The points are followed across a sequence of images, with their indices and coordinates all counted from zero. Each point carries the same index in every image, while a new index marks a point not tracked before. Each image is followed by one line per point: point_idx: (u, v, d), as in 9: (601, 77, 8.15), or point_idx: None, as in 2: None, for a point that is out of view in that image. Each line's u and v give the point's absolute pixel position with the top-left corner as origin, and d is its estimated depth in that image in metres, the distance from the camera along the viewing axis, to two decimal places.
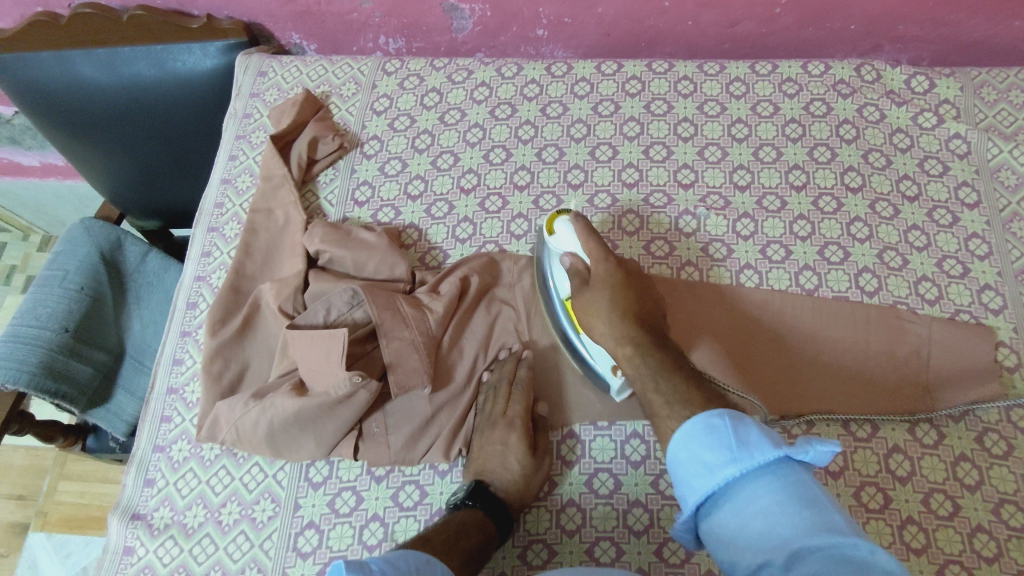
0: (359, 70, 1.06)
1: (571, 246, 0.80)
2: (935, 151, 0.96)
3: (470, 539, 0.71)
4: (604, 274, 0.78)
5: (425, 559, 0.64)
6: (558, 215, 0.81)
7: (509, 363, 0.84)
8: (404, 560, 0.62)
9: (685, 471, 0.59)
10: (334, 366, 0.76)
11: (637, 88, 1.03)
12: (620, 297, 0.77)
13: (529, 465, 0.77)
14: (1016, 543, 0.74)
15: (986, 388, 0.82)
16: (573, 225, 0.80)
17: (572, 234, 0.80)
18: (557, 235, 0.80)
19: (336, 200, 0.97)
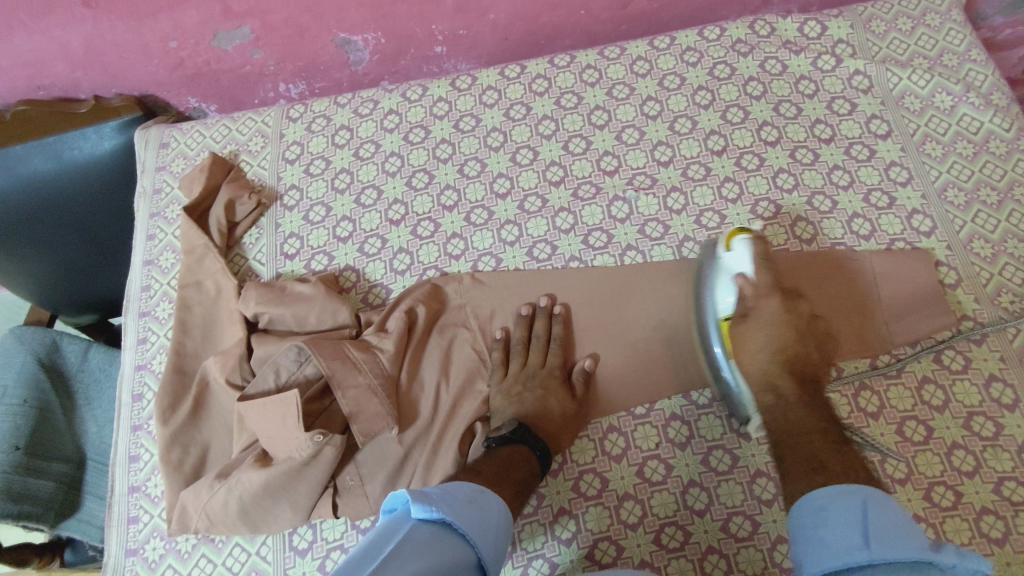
0: (263, 122, 1.03)
1: (745, 266, 0.79)
2: (840, 91, 0.98)
3: (519, 471, 0.72)
4: (771, 299, 0.76)
5: (480, 489, 0.65)
6: (737, 234, 0.81)
7: (541, 319, 0.86)
8: (460, 489, 0.64)
9: (818, 537, 0.56)
10: (292, 428, 0.73)
11: (544, 86, 1.01)
12: (780, 333, 0.74)
13: (572, 409, 0.80)
14: (992, 453, 0.76)
15: (933, 309, 0.83)
16: (751, 247, 0.79)
17: (748, 254, 0.79)
18: (735, 251, 0.80)
19: (265, 258, 0.94)
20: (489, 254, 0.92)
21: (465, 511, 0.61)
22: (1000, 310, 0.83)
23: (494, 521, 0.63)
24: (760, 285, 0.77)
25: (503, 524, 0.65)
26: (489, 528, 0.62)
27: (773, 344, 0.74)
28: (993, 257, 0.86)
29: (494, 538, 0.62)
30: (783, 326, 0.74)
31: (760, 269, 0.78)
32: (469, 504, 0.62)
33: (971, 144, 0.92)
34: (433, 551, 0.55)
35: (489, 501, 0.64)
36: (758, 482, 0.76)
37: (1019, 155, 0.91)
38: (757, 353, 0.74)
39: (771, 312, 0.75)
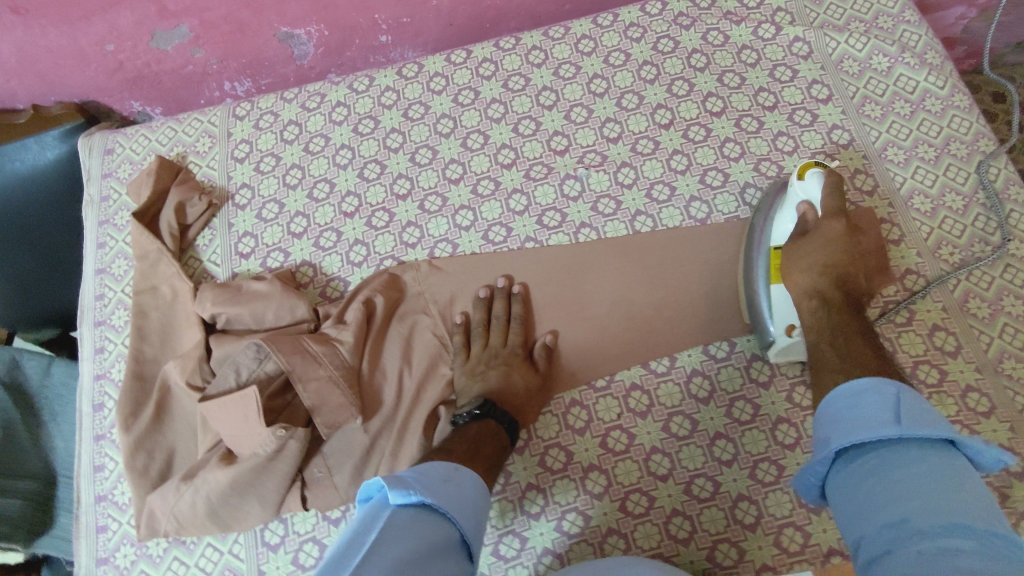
0: (209, 122, 1.01)
1: (811, 197, 0.79)
2: (781, 58, 0.98)
3: (490, 446, 0.73)
4: (835, 222, 0.76)
5: (454, 467, 0.66)
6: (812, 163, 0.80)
7: (500, 299, 0.86)
8: (434, 469, 0.64)
9: (848, 419, 0.59)
10: (254, 425, 0.74)
11: (490, 69, 1.01)
12: (835, 253, 0.74)
13: (534, 381, 0.82)
14: (937, 398, 0.79)
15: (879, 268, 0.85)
16: (823, 179, 0.78)
17: (819, 188, 0.78)
18: (807, 181, 0.79)
19: (220, 258, 0.94)
20: (445, 240, 0.92)
21: (442, 491, 0.62)
22: (941, 262, 0.85)
23: (472, 495, 0.65)
24: (827, 209, 0.77)
25: (482, 496, 0.66)
26: (468, 503, 0.63)
27: (822, 261, 0.74)
28: (933, 212, 0.88)
29: (474, 511, 0.64)
30: (839, 245, 0.75)
31: (826, 196, 0.77)
32: (446, 483, 0.63)
33: (909, 103, 0.94)
34: (414, 535, 0.56)
35: (464, 477, 0.65)
36: (717, 443, 0.79)
37: (954, 111, 0.93)
38: (806, 270, 0.76)
39: (831, 233, 0.75)
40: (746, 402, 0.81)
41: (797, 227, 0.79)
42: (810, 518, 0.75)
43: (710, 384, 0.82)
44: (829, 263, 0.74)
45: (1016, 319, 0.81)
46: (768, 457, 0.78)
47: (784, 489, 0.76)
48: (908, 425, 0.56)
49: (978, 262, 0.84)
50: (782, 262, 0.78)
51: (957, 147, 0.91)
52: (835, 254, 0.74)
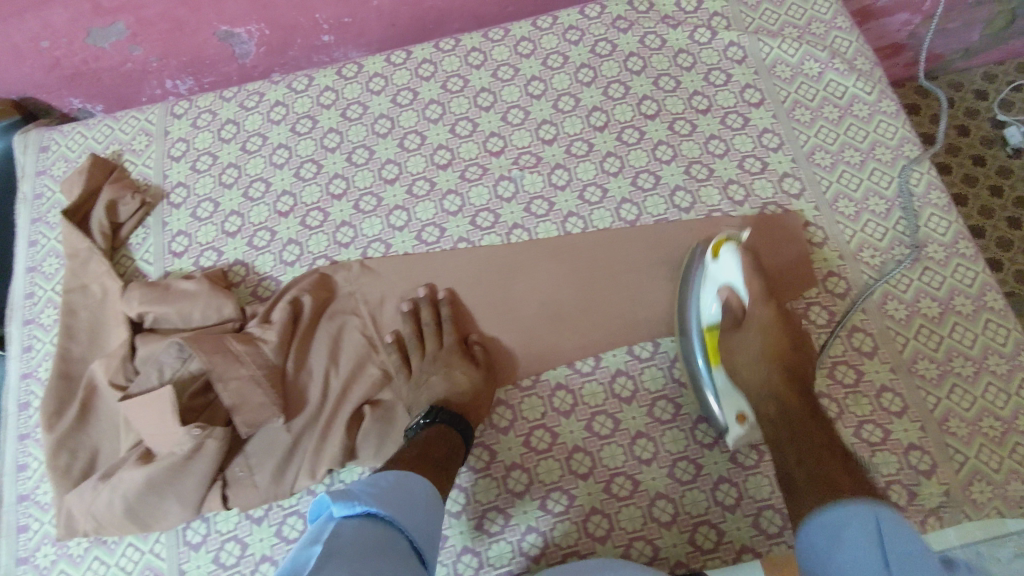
0: (146, 120, 1.01)
1: (732, 277, 0.79)
2: (716, 63, 1.00)
3: (441, 450, 0.73)
4: (767, 308, 0.77)
5: (404, 474, 0.67)
6: (725, 241, 0.80)
7: (428, 306, 0.87)
8: (381, 477, 0.65)
9: (836, 559, 0.57)
10: (170, 424, 0.74)
11: (429, 70, 1.01)
12: (776, 342, 0.76)
13: (479, 378, 0.82)
14: (853, 399, 0.81)
15: (801, 271, 0.87)
16: (738, 258, 0.78)
17: (736, 264, 0.78)
18: (723, 261, 0.79)
19: (153, 257, 0.94)
20: (378, 240, 0.92)
21: (388, 496, 0.62)
22: (862, 265, 0.87)
23: (420, 499, 0.65)
24: (755, 295, 0.78)
25: (432, 500, 0.66)
26: (415, 506, 0.63)
27: (764, 351, 0.76)
28: (857, 215, 0.90)
29: (422, 514, 0.64)
30: (777, 335, 0.77)
31: (749, 281, 0.78)
32: (392, 490, 0.63)
33: (837, 108, 0.95)
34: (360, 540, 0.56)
35: (411, 482, 0.66)
36: (637, 442, 0.81)
37: (881, 117, 0.94)
38: (755, 367, 0.77)
39: (770, 321, 0.77)
40: (668, 402, 0.82)
41: (723, 311, 0.79)
42: (724, 516, 0.77)
43: (634, 384, 0.83)
44: (773, 353, 0.76)
45: (932, 321, 0.83)
46: (687, 456, 0.80)
47: (701, 487, 0.78)
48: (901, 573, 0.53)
49: (894, 269, 0.85)
50: (721, 349, 0.79)
51: (883, 152, 0.92)
52: (776, 343, 0.76)
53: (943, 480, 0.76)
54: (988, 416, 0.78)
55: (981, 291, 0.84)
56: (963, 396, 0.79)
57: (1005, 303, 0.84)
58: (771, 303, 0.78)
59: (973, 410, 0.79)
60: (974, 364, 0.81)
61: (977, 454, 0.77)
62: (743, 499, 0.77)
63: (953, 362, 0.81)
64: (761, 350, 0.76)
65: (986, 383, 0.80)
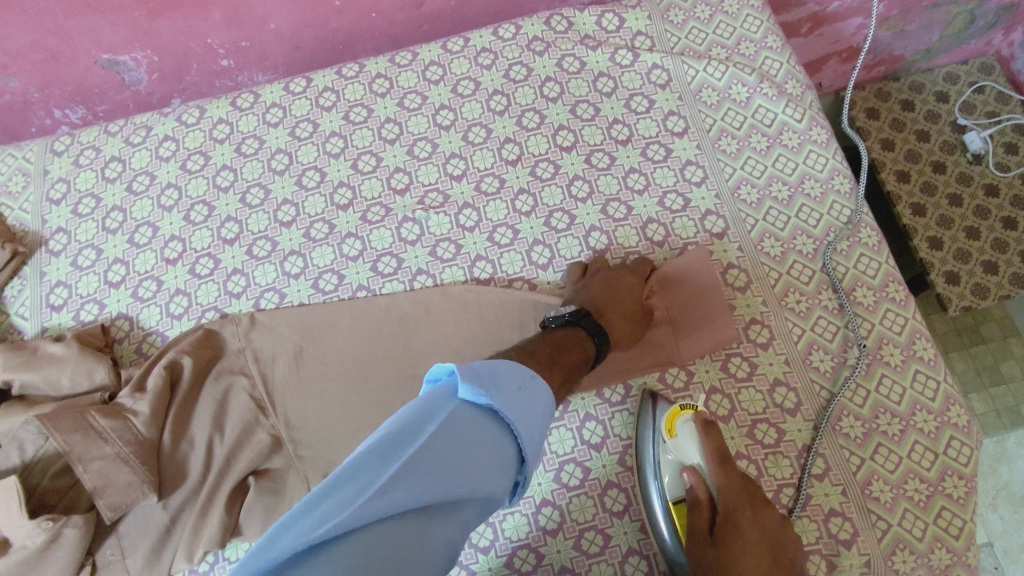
0: (24, 158, 0.95)
1: (693, 460, 0.70)
2: (638, 87, 0.94)
3: (571, 358, 0.65)
4: (744, 511, 0.65)
5: (531, 376, 0.55)
6: (682, 413, 0.73)
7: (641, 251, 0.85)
8: (511, 373, 0.53)
9: None
10: (15, 516, 0.67)
11: (331, 99, 0.95)
12: (760, 559, 0.62)
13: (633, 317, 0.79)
14: (772, 460, 0.75)
15: (719, 317, 0.80)
16: (698, 438, 0.71)
17: (693, 441, 0.71)
18: (679, 441, 0.72)
19: (30, 312, 0.87)
20: (272, 289, 0.86)
21: (515, 400, 0.51)
22: (787, 312, 0.81)
23: (540, 411, 0.53)
24: (725, 487, 0.66)
25: (548, 416, 0.55)
26: (534, 417, 0.52)
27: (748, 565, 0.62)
28: (782, 256, 0.84)
29: (537, 429, 0.53)
30: (756, 547, 0.63)
31: (716, 469, 0.68)
32: (520, 393, 0.52)
33: (765, 137, 0.90)
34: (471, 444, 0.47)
35: (537, 390, 0.54)
36: (543, 511, 0.75)
37: (810, 147, 0.89)
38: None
39: (749, 526, 0.64)
40: (576, 466, 0.77)
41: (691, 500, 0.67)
42: None
43: (541, 446, 0.78)
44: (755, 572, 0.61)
45: (858, 374, 0.77)
46: (595, 526, 0.74)
47: (609, 560, 0.73)
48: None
49: (851, 377, 0.77)
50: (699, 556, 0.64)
51: (811, 186, 0.87)
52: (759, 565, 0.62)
53: (864, 549, 0.71)
54: (914, 478, 0.73)
55: (910, 339, 0.79)
56: (888, 457, 0.74)
57: (935, 351, 0.79)
58: (747, 505, 0.66)
59: (898, 471, 0.74)
60: (901, 421, 0.75)
61: (901, 521, 0.72)
62: (654, 573, 0.72)
63: (879, 420, 0.76)
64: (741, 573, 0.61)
65: (913, 442, 0.75)
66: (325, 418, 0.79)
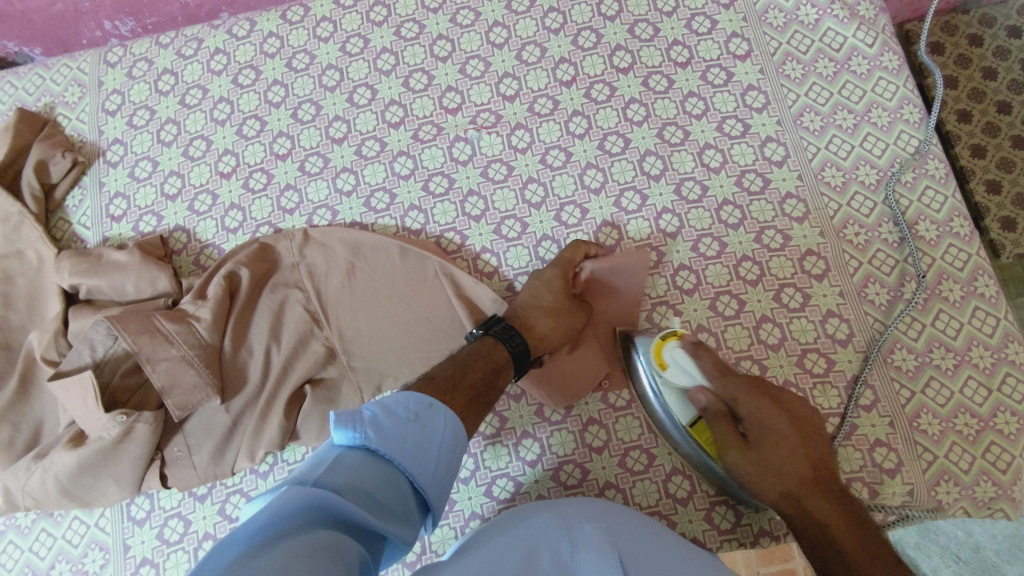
0: (79, 69, 0.95)
1: (691, 381, 0.71)
2: (701, 6, 0.89)
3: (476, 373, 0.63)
4: (761, 407, 0.67)
5: (428, 403, 0.56)
6: (666, 342, 0.72)
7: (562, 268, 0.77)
8: (401, 405, 0.54)
9: None
10: (94, 409, 0.72)
11: (382, 14, 0.93)
12: (792, 452, 0.64)
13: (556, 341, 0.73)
14: (820, 389, 0.76)
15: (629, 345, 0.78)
16: (690, 360, 0.71)
17: (686, 366, 0.71)
18: (671, 370, 0.71)
19: (91, 221, 0.89)
20: (325, 206, 0.87)
21: (400, 431, 0.52)
22: (845, 243, 0.80)
23: (437, 438, 0.54)
24: (733, 393, 0.68)
25: (454, 442, 0.56)
26: (428, 446, 0.53)
27: (785, 458, 0.64)
28: (844, 186, 0.82)
29: (435, 459, 0.53)
30: (785, 435, 0.65)
31: (719, 383, 0.69)
32: (408, 423, 0.53)
33: (832, 63, 0.86)
34: (356, 476, 0.47)
35: (432, 418, 0.55)
36: (589, 430, 0.77)
37: (880, 73, 0.85)
38: (772, 476, 0.64)
39: (775, 420, 0.66)
40: (623, 388, 0.78)
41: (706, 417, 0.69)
42: (675, 508, 0.74)
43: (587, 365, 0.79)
44: (792, 461, 0.64)
45: (915, 308, 0.76)
46: (639, 445, 0.76)
47: (652, 478, 0.75)
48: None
49: (907, 309, 0.76)
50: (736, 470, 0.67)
51: (878, 114, 0.84)
52: (792, 454, 0.64)
53: (908, 479, 0.72)
54: (964, 412, 0.73)
55: (972, 276, 0.77)
56: (939, 391, 0.74)
57: (997, 289, 0.77)
58: (771, 405, 0.67)
59: (948, 405, 0.73)
60: (955, 356, 0.75)
61: (947, 454, 0.72)
62: (696, 492, 0.74)
63: (934, 354, 0.75)
64: (778, 467, 0.64)
65: (966, 377, 0.74)
66: (377, 332, 0.79)
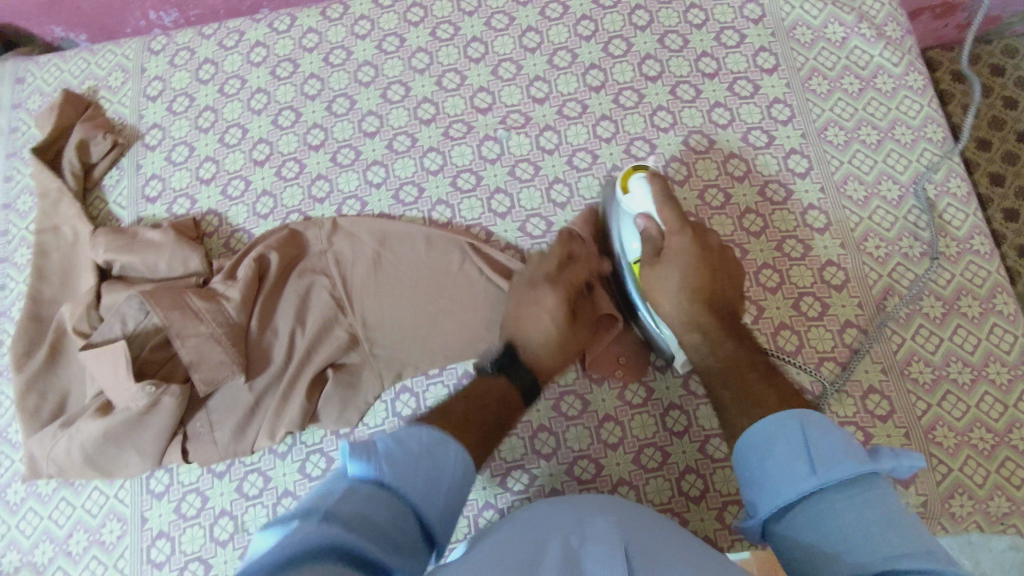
0: (123, 55, 0.98)
1: (645, 209, 0.73)
2: (730, 21, 0.92)
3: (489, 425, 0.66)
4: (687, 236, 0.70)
5: (441, 438, 0.58)
6: (634, 172, 0.74)
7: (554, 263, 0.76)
8: (412, 438, 0.57)
9: None
10: (124, 379, 0.74)
11: (419, 15, 0.96)
12: (697, 274, 0.69)
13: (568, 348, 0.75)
14: (836, 398, 0.76)
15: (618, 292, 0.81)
16: (649, 186, 0.73)
17: (646, 194, 0.73)
18: (633, 194, 0.74)
19: (126, 201, 0.92)
20: (354, 197, 0.89)
21: (413, 466, 0.54)
22: (865, 256, 0.81)
23: (448, 472, 0.56)
24: (669, 222, 0.70)
25: (465, 475, 0.58)
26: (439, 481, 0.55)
27: (687, 285, 0.69)
28: (865, 201, 0.83)
29: (444, 492, 0.55)
30: (699, 263, 0.69)
31: (665, 209, 0.71)
32: (419, 459, 0.55)
33: (858, 80, 0.88)
34: (364, 505, 0.49)
35: (444, 451, 0.57)
36: (605, 426, 0.78)
37: (905, 92, 0.87)
38: (674, 296, 0.69)
39: (695, 254, 0.70)
40: (640, 386, 0.79)
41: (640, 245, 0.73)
42: (688, 507, 0.75)
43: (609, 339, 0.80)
44: (697, 286, 0.69)
45: (933, 322, 0.77)
46: (654, 444, 0.77)
47: (666, 476, 0.75)
48: (822, 471, 0.51)
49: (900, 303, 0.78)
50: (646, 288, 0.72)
51: (902, 132, 0.85)
52: (699, 280, 0.69)
53: (922, 491, 0.72)
54: (980, 427, 0.74)
55: (991, 293, 0.78)
56: (956, 405, 0.74)
57: (1016, 307, 0.77)
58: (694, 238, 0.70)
59: (964, 419, 0.74)
60: (972, 371, 0.75)
61: (962, 467, 0.72)
62: (710, 492, 0.75)
63: (950, 368, 0.76)
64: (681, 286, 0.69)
65: (983, 392, 0.75)
66: (400, 320, 0.81)
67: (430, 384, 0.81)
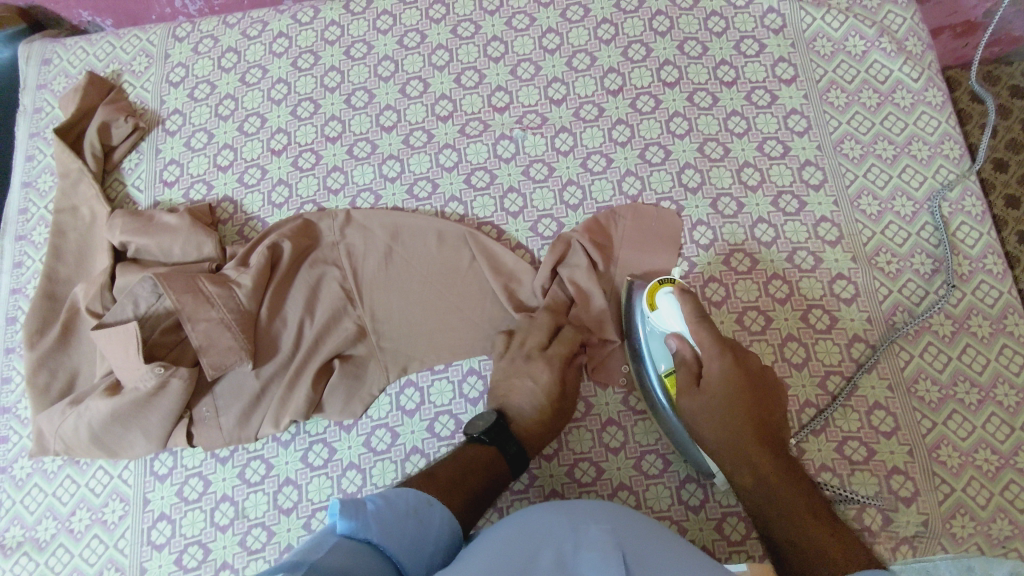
0: (147, 41, 1.00)
1: (677, 327, 0.69)
2: (751, 30, 0.92)
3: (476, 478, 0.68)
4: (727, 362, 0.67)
5: (427, 501, 0.60)
6: (661, 287, 0.72)
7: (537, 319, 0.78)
8: (403, 499, 0.58)
9: None
10: (134, 359, 0.74)
11: (441, 12, 0.96)
12: (739, 405, 0.66)
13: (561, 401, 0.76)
14: (841, 412, 0.76)
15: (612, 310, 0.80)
16: (678, 304, 0.69)
17: (676, 311, 0.69)
18: (660, 311, 0.70)
19: (144, 184, 0.93)
20: (368, 189, 0.89)
21: (402, 527, 0.55)
22: (876, 271, 0.81)
23: (432, 539, 0.58)
24: (706, 346, 0.68)
25: (446, 543, 0.59)
26: (424, 545, 0.56)
27: (732, 416, 0.66)
28: (879, 215, 0.83)
29: (426, 559, 0.56)
30: (740, 392, 0.67)
31: (699, 333, 0.68)
32: (408, 521, 0.56)
33: (877, 94, 0.87)
34: (351, 558, 0.50)
35: (430, 516, 0.59)
36: (607, 430, 0.78)
37: (923, 108, 0.86)
38: (719, 429, 0.67)
39: (737, 382, 0.67)
40: None
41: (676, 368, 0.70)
42: (687, 515, 0.75)
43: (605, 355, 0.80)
44: (745, 421, 0.66)
45: (942, 340, 0.77)
46: (655, 450, 0.77)
47: (666, 483, 0.76)
48: None
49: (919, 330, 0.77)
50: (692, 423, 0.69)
51: (919, 147, 0.85)
52: (744, 415, 0.66)
53: (923, 509, 0.72)
54: (985, 448, 0.73)
55: (1002, 313, 0.78)
56: (961, 424, 0.74)
57: None
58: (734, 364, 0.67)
59: (970, 439, 0.74)
60: (980, 391, 0.75)
61: (965, 488, 0.72)
62: (710, 501, 0.75)
63: (957, 387, 0.75)
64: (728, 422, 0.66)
65: (990, 413, 0.74)
66: (408, 314, 0.81)
67: (435, 379, 0.81)
